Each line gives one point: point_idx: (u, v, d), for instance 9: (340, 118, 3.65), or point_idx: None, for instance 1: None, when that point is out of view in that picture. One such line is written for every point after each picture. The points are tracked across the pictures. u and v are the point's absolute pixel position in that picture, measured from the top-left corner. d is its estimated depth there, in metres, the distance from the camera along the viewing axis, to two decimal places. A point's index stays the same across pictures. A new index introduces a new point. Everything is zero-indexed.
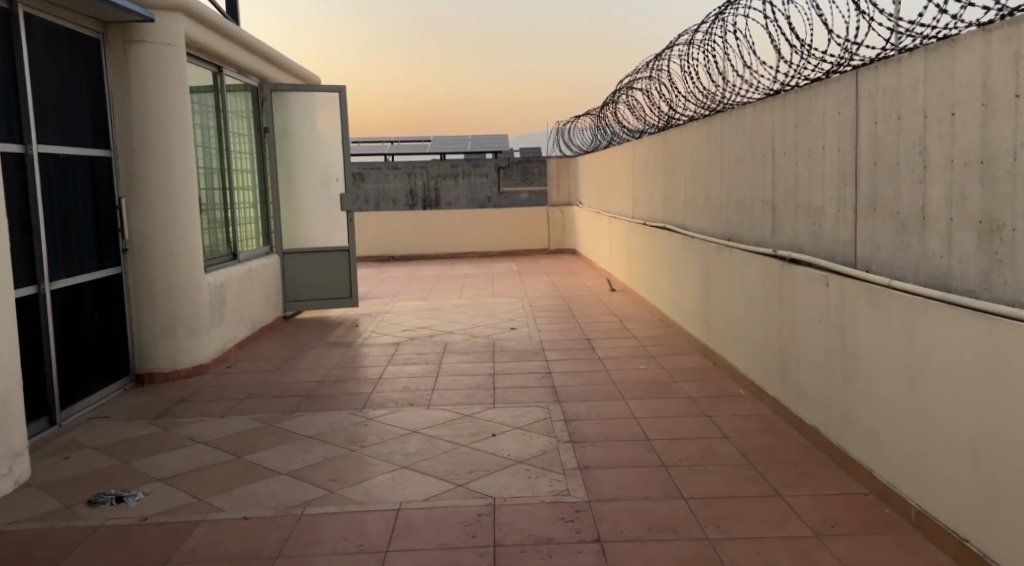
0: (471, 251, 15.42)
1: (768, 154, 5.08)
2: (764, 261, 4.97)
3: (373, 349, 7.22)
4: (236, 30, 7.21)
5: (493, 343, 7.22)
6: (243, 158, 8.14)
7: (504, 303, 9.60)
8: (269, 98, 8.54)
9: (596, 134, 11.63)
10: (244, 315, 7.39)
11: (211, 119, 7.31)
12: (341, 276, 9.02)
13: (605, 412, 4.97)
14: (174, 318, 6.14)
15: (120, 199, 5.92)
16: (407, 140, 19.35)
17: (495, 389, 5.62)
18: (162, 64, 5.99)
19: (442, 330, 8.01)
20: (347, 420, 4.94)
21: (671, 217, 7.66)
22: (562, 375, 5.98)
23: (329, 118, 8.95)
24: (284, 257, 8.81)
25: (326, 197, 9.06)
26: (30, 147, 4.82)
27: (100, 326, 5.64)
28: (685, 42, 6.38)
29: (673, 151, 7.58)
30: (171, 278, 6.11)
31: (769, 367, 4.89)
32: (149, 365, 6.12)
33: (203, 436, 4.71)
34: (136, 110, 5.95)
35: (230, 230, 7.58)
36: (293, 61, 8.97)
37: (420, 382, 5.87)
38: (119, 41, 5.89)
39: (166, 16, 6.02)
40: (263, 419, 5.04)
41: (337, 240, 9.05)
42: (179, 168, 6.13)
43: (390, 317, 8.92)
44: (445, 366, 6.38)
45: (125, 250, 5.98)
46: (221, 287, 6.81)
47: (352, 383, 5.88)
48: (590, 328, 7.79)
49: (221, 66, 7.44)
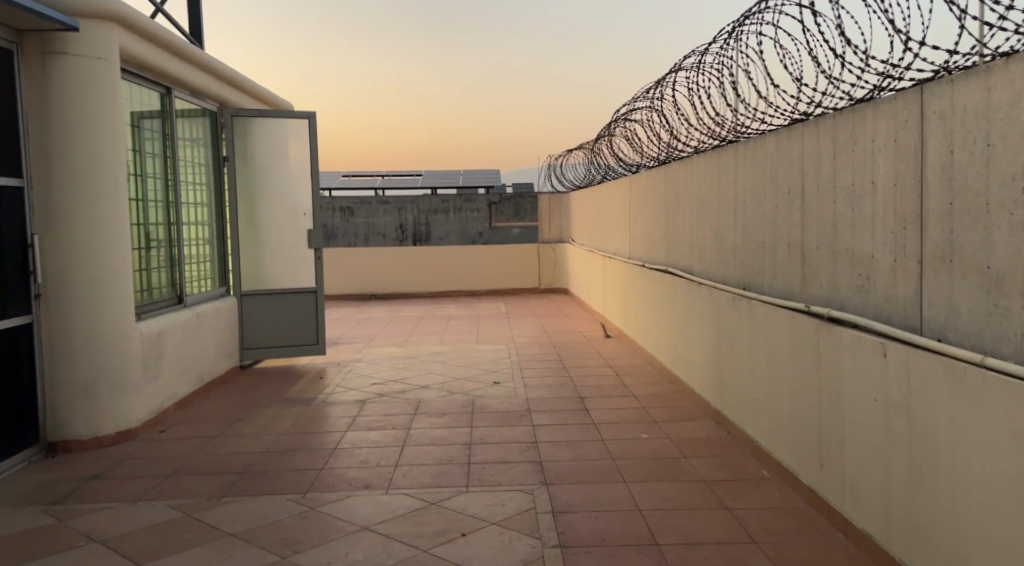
0: (456, 290, 14.53)
1: (796, 188, 4.24)
2: (793, 319, 4.11)
3: (336, 408, 6.30)
4: (188, 47, 6.39)
5: (473, 402, 6.30)
6: (195, 190, 7.29)
7: (488, 351, 8.71)
8: (229, 125, 7.73)
9: (590, 168, 10.80)
10: (188, 368, 6.48)
11: (157, 146, 6.43)
12: (307, 320, 8.12)
13: (603, 500, 4.07)
14: (97, 377, 5.20)
15: (32, 235, 5.02)
16: (397, 174, 18.60)
17: (470, 465, 4.67)
18: (90, 81, 5.11)
19: (416, 385, 7.06)
20: (284, 511, 4.02)
21: (676, 259, 6.78)
22: (550, 444, 5.06)
23: (298, 149, 8.13)
24: (242, 300, 7.91)
25: (291, 234, 8.20)
26: None
27: None
28: (693, 63, 5.59)
29: (675, 186, 6.77)
30: (91, 329, 5.17)
31: (801, 449, 4.01)
32: (64, 433, 5.17)
33: (104, 533, 3.80)
34: (54, 131, 5.05)
35: (176, 271, 6.67)
36: (260, 87, 8.17)
37: (382, 454, 4.94)
38: (35, 53, 5.02)
39: (99, 25, 5.16)
40: (183, 507, 4.12)
41: (303, 281, 8.16)
42: (106, 200, 5.22)
43: (360, 367, 8.01)
44: (415, 432, 5.45)
45: (37, 295, 5.07)
46: (158, 337, 5.90)
47: (302, 456, 4.95)
48: (582, 384, 6.86)
49: (171, 87, 6.57)
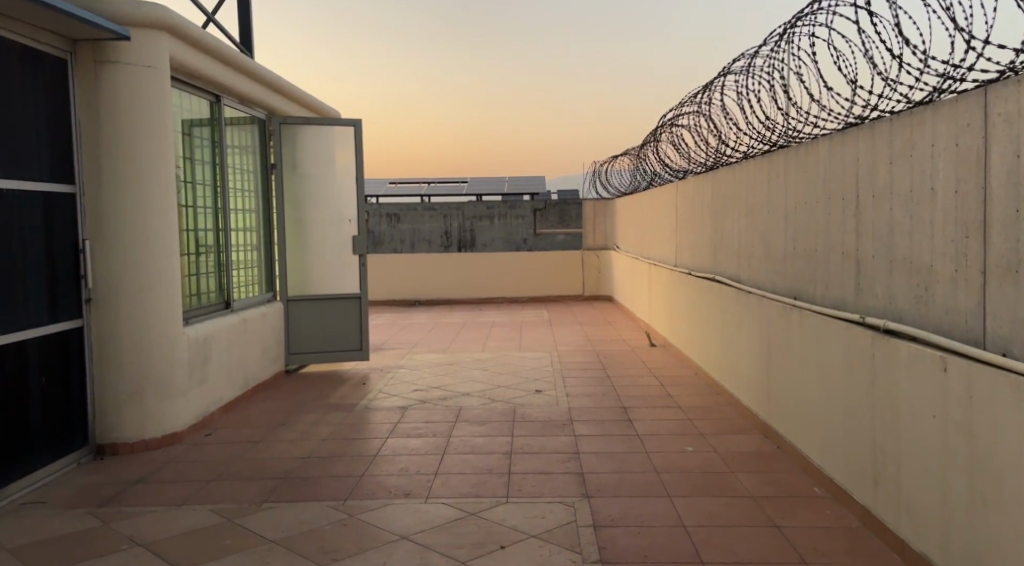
0: (500, 297, 14.48)
1: (850, 194, 4.10)
2: (846, 330, 3.98)
3: (377, 414, 6.29)
4: (236, 55, 6.47)
5: (514, 411, 6.23)
6: (244, 196, 7.37)
7: (531, 359, 8.64)
8: (277, 132, 7.82)
9: (636, 174, 10.67)
10: (234, 373, 6.54)
11: (207, 153, 6.51)
12: (351, 326, 8.15)
13: (646, 514, 3.97)
14: (144, 381, 5.25)
15: (84, 240, 5.08)
16: (443, 181, 18.67)
17: (510, 475, 4.60)
18: (139, 89, 5.18)
19: (456, 393, 7.01)
20: (323, 518, 4.00)
21: (723, 267, 6.64)
22: (593, 455, 4.97)
23: (344, 156, 8.16)
24: (289, 305, 7.97)
25: (336, 240, 8.23)
26: None
27: (50, 391, 4.77)
28: (743, 67, 5.48)
29: (723, 193, 6.63)
30: (140, 334, 5.23)
31: (855, 465, 3.87)
32: (112, 436, 5.23)
33: (146, 537, 3.83)
34: (105, 139, 5.12)
35: (224, 276, 6.74)
36: (309, 95, 8.24)
37: (422, 462, 4.91)
38: (88, 61, 5.10)
39: (149, 35, 5.23)
40: (224, 512, 4.14)
41: (347, 287, 8.19)
42: (156, 207, 5.27)
43: (402, 374, 8.00)
44: (455, 440, 5.40)
45: (89, 300, 5.13)
46: (205, 342, 5.95)
47: (342, 463, 4.94)
48: (626, 394, 6.74)
49: (220, 95, 6.66)
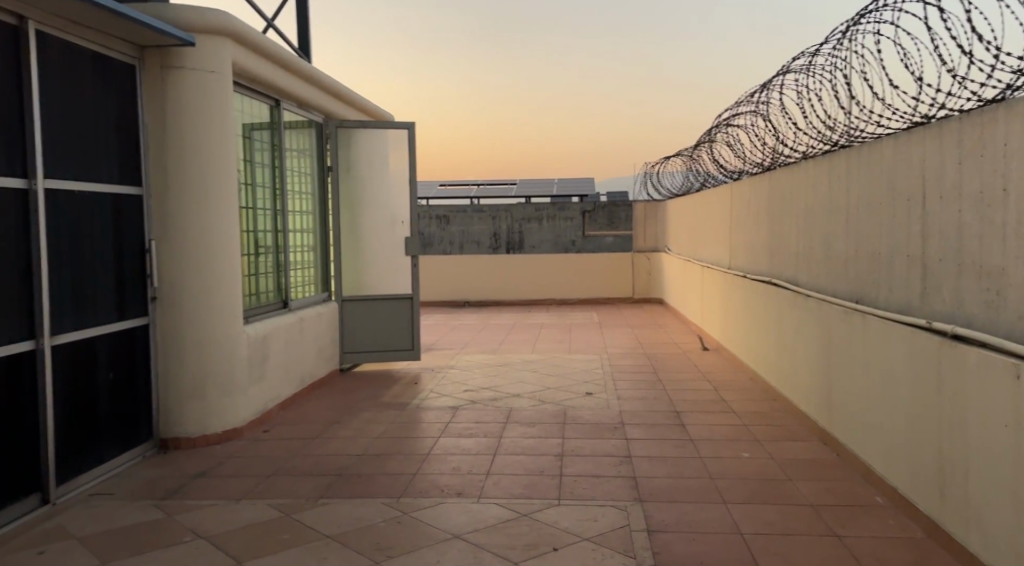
0: (549, 299, 14.49)
1: (915, 197, 4.03)
2: (911, 336, 3.91)
3: (429, 414, 6.36)
4: (295, 60, 6.61)
5: (565, 413, 6.25)
6: (301, 198, 7.52)
7: (581, 361, 8.64)
8: (334, 135, 7.97)
9: (689, 175, 10.59)
10: (291, 371, 6.68)
11: (267, 156, 6.67)
12: (404, 326, 8.24)
13: (701, 520, 3.96)
14: (205, 378, 5.40)
15: (149, 241, 5.25)
16: (492, 184, 18.78)
17: (562, 477, 4.62)
18: (203, 93, 5.33)
19: (507, 393, 7.05)
20: (378, 515, 4.08)
21: (780, 271, 6.56)
22: (646, 459, 4.97)
23: (397, 158, 8.26)
24: (343, 305, 8.11)
25: (390, 241, 8.34)
26: (36, 182, 4.13)
27: (117, 386, 4.94)
28: (804, 65, 5.42)
29: (780, 195, 6.56)
30: (203, 332, 5.38)
31: (920, 474, 3.80)
32: (175, 430, 5.39)
33: (208, 530, 3.94)
34: (171, 142, 5.28)
35: (282, 276, 6.89)
36: (364, 98, 8.38)
37: (475, 463, 4.96)
38: (155, 67, 5.26)
39: (212, 40, 5.38)
40: (282, 506, 4.24)
41: (399, 288, 8.28)
42: (219, 208, 5.43)
43: (453, 374, 8.07)
44: (507, 441, 5.44)
45: (154, 298, 5.29)
46: (264, 340, 6.10)
47: (397, 461, 5.02)
48: (679, 398, 6.70)
49: (279, 99, 6.82)
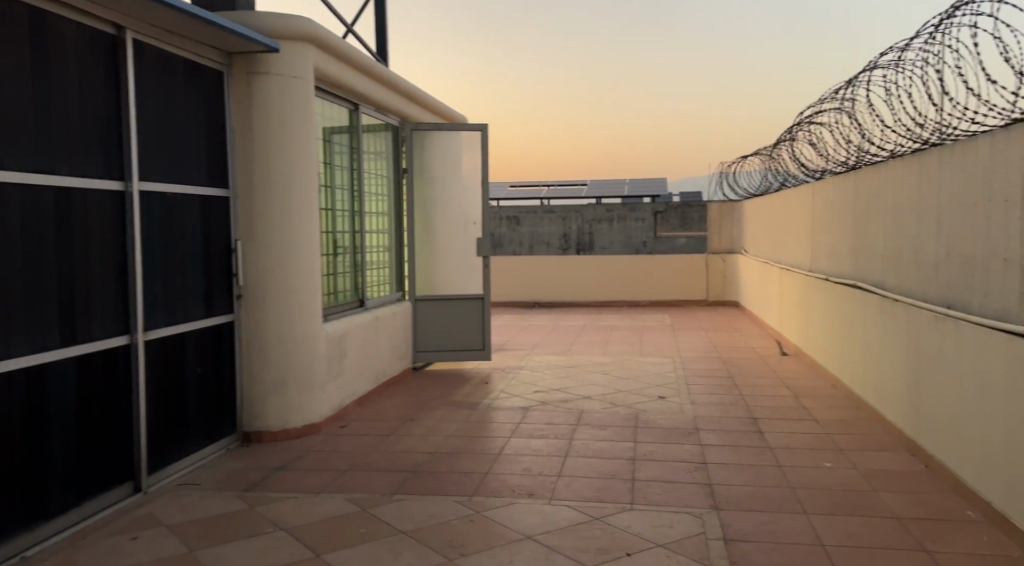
0: (620, 300, 14.42)
1: (1014, 200, 3.88)
2: (1009, 344, 3.77)
3: (500, 414, 6.42)
4: (373, 65, 6.76)
5: (637, 416, 6.23)
6: (377, 200, 7.68)
7: (654, 364, 8.58)
8: (409, 138, 8.12)
9: (768, 174, 10.40)
10: (366, 368, 6.84)
11: (346, 159, 6.84)
12: (475, 326, 8.32)
13: (779, 531, 3.90)
14: (286, 374, 5.58)
15: (235, 241, 5.44)
16: (564, 184, 18.80)
17: (635, 482, 4.61)
18: (286, 97, 5.50)
19: (578, 395, 7.06)
20: (451, 513, 4.14)
21: (865, 274, 6.39)
22: (721, 466, 4.91)
23: (470, 159, 8.33)
24: (416, 304, 8.25)
25: (463, 242, 8.43)
26: (131, 185, 4.32)
27: (205, 380, 5.13)
28: (893, 60, 5.27)
29: (866, 196, 6.40)
30: (284, 329, 5.55)
31: (1018, 489, 3.66)
32: (257, 424, 5.58)
33: (289, 522, 4.07)
34: (256, 145, 5.46)
35: (359, 276, 7.05)
36: (439, 101, 8.50)
37: (546, 464, 4.99)
38: (242, 74, 5.45)
39: (294, 47, 5.54)
40: (359, 501, 4.35)
41: (471, 288, 8.36)
42: (300, 209, 5.59)
43: (524, 374, 8.12)
44: (578, 443, 5.45)
45: (239, 297, 5.49)
46: (341, 338, 6.25)
47: (470, 460, 5.09)
48: (756, 404, 6.60)
49: (358, 103, 6.98)
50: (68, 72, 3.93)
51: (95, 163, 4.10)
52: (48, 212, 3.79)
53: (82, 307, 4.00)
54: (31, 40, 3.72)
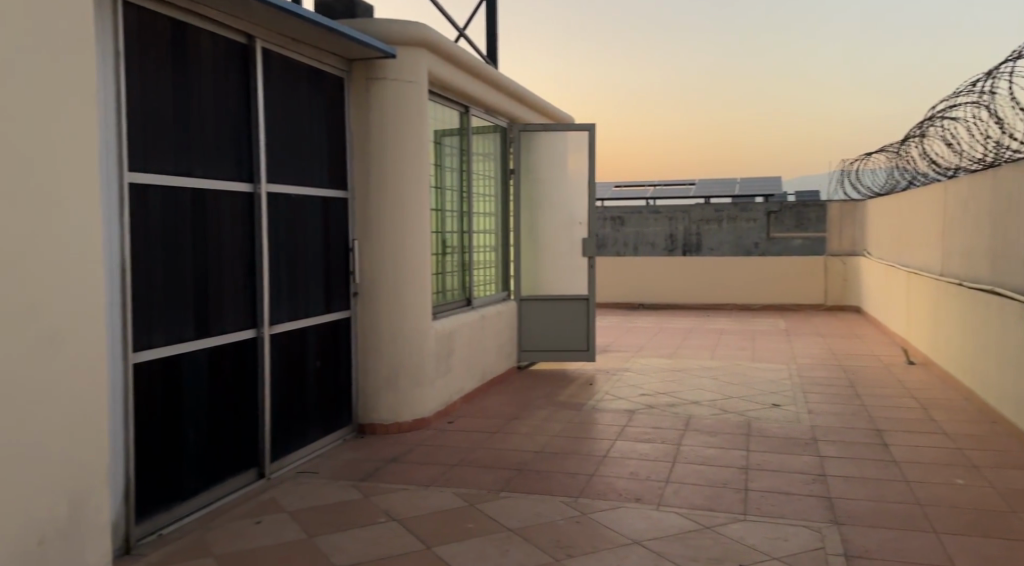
0: (730, 304, 14.10)
1: None
2: None
3: (607, 416, 6.41)
4: (483, 67, 6.87)
5: (748, 424, 6.10)
6: (485, 200, 7.81)
7: (767, 370, 8.37)
8: (517, 139, 8.24)
9: (895, 173, 9.96)
10: (473, 366, 6.96)
11: (456, 161, 6.98)
12: (580, 328, 8.32)
13: (905, 550, 3.75)
14: (397, 369, 5.74)
15: (352, 241, 5.65)
16: (672, 184, 18.55)
17: (747, 492, 4.53)
18: (401, 102, 5.66)
19: (688, 400, 6.97)
20: (558, 513, 4.18)
21: (1005, 280, 6.04)
22: (841, 479, 4.76)
23: (576, 159, 8.31)
24: (522, 304, 8.33)
25: (569, 243, 8.44)
26: (259, 187, 4.56)
27: (323, 373, 5.35)
28: None
29: (1005, 197, 6.05)
30: (397, 326, 5.72)
31: None
32: (371, 417, 5.77)
33: (400, 513, 4.20)
34: (372, 148, 5.64)
35: (466, 275, 7.18)
36: (546, 102, 8.55)
37: (654, 469, 4.96)
38: (360, 80, 5.64)
39: (409, 52, 5.71)
40: (467, 496, 4.44)
41: (577, 290, 8.37)
42: (412, 209, 5.75)
43: (630, 377, 8.07)
44: (686, 449, 5.39)
45: (354, 294, 5.69)
46: (449, 336, 6.39)
47: (577, 461, 5.11)
48: (879, 416, 6.35)
49: (468, 106, 7.11)
50: (206, 81, 4.18)
51: (227, 166, 4.34)
52: (187, 213, 4.04)
53: (215, 302, 4.24)
54: (174, 51, 3.97)
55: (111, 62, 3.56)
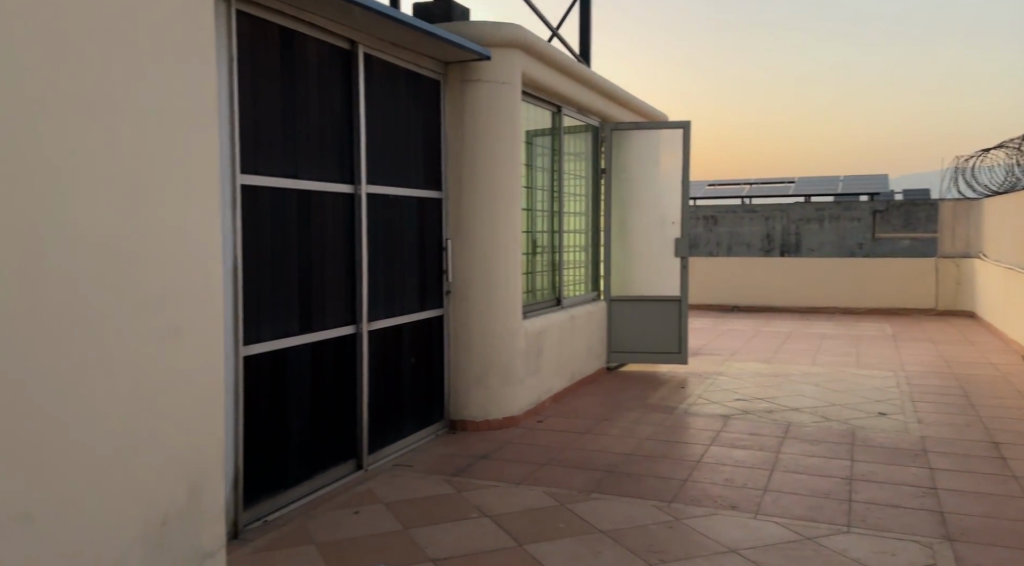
0: (831, 306, 13.62)
1: None
2: None
3: (701, 420, 6.27)
4: (575, 67, 6.83)
5: (852, 433, 5.86)
6: (576, 200, 7.77)
7: (872, 377, 8.03)
8: (609, 138, 8.17)
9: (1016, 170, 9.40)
10: (563, 365, 6.94)
11: (547, 160, 6.96)
12: (670, 329, 8.10)
13: None
14: (489, 367, 5.77)
15: (446, 240, 5.71)
16: (770, 182, 18.04)
17: (851, 503, 4.35)
18: (496, 102, 5.69)
19: (787, 406, 6.76)
20: (651, 517, 4.11)
21: None
22: (955, 494, 4.51)
23: (668, 156, 8.13)
24: (612, 304, 8.25)
25: (661, 243, 8.28)
26: (359, 188, 4.65)
27: (417, 369, 5.42)
28: None
29: None
30: (489, 324, 5.74)
31: None
32: (462, 413, 5.81)
33: (492, 509, 4.21)
34: (468, 148, 5.68)
35: (557, 275, 7.16)
36: (637, 100, 8.44)
37: (751, 475, 4.82)
38: (456, 82, 5.69)
39: (504, 53, 5.73)
40: (558, 496, 4.42)
41: (668, 290, 8.17)
42: (505, 208, 5.76)
43: (724, 381, 7.89)
44: (785, 457, 5.22)
45: (448, 292, 5.74)
46: (539, 335, 6.38)
47: (670, 465, 5.02)
48: (997, 427, 6.00)
49: (560, 106, 7.08)
50: (311, 84, 4.29)
51: (330, 167, 4.45)
52: (292, 211, 4.15)
53: (317, 298, 4.35)
54: (283, 56, 4.09)
55: (226, 65, 3.68)
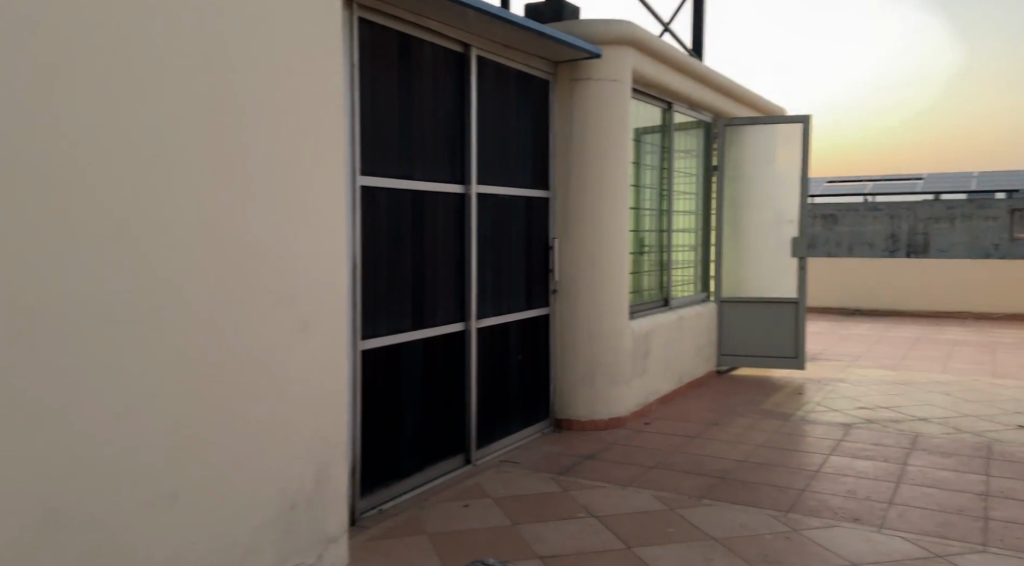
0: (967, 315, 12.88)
1: None
2: None
3: (819, 427, 6.00)
4: (688, 61, 6.67)
5: (988, 446, 5.48)
6: (686, 198, 7.59)
7: (1010, 388, 7.49)
8: (722, 135, 7.94)
9: None
10: (671, 367, 6.78)
11: (656, 158, 6.82)
12: (786, 330, 7.81)
13: None
14: (596, 367, 5.70)
15: (553, 239, 5.67)
16: (895, 181, 17.12)
17: (986, 521, 4.06)
18: (606, 100, 5.62)
19: (914, 416, 6.38)
20: (766, 526, 3.96)
21: None
22: None
23: (787, 153, 7.87)
24: (722, 306, 8.02)
25: (776, 243, 7.99)
26: (469, 188, 4.67)
27: (524, 368, 5.41)
28: None
29: None
30: (596, 324, 5.67)
31: None
32: (567, 413, 5.77)
33: (600, 510, 4.16)
34: (577, 146, 5.63)
35: (665, 274, 7.01)
36: (752, 95, 8.18)
37: (873, 487, 4.58)
38: (566, 81, 5.65)
39: (615, 51, 5.65)
40: (668, 500, 4.32)
41: (784, 292, 7.89)
42: (614, 207, 5.69)
43: (844, 388, 7.53)
44: (911, 469, 4.93)
45: (555, 291, 5.70)
46: (646, 336, 6.26)
47: (785, 473, 4.82)
48: None
49: (671, 102, 6.93)
50: (425, 85, 4.34)
51: (442, 166, 4.49)
52: (406, 209, 4.21)
53: (428, 296, 4.39)
54: (399, 58, 4.15)
55: (347, 68, 3.76)
